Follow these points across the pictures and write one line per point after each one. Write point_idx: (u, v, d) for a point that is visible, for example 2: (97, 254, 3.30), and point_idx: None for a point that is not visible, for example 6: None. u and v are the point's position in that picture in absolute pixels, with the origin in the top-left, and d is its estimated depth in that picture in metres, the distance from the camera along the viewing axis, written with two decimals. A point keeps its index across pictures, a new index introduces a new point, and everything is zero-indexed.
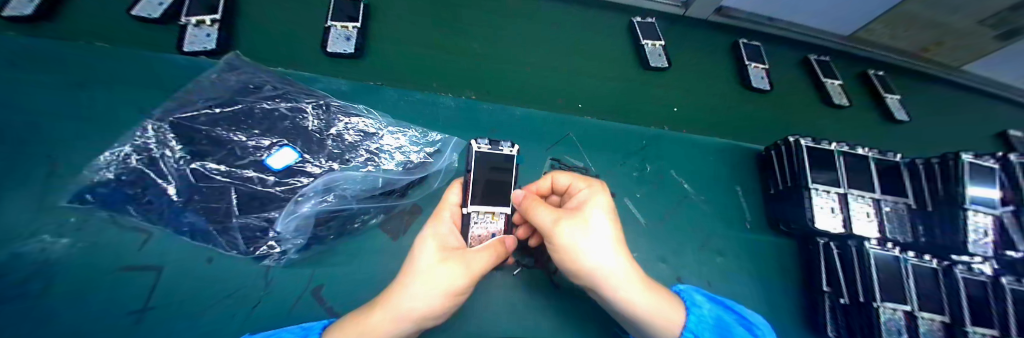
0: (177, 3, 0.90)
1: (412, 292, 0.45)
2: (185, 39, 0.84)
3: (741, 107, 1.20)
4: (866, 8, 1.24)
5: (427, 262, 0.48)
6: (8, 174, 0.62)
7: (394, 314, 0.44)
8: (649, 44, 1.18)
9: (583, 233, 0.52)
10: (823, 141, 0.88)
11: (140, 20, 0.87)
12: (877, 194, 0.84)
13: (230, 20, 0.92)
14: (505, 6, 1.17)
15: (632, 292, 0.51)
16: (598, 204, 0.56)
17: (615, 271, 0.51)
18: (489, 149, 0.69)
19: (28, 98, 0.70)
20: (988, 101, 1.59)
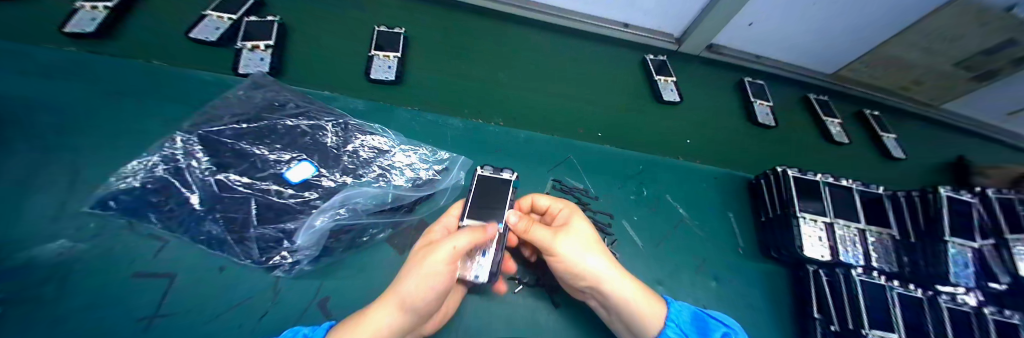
0: (233, 27, 0.98)
1: (407, 281, 0.46)
2: (241, 63, 0.90)
3: (741, 139, 1.26)
4: (849, 48, 1.36)
5: (417, 256, 0.51)
6: (36, 178, 0.66)
7: (397, 305, 0.45)
8: (661, 79, 1.26)
9: (575, 241, 0.58)
10: (808, 172, 0.93)
11: (201, 43, 0.94)
12: (862, 224, 0.87)
13: (280, 46, 0.99)
14: (521, 39, 1.27)
15: (627, 289, 0.55)
16: (579, 219, 0.63)
17: (609, 271, 0.56)
18: (490, 174, 0.76)
19: (65, 107, 0.75)
20: (974, 140, 1.67)
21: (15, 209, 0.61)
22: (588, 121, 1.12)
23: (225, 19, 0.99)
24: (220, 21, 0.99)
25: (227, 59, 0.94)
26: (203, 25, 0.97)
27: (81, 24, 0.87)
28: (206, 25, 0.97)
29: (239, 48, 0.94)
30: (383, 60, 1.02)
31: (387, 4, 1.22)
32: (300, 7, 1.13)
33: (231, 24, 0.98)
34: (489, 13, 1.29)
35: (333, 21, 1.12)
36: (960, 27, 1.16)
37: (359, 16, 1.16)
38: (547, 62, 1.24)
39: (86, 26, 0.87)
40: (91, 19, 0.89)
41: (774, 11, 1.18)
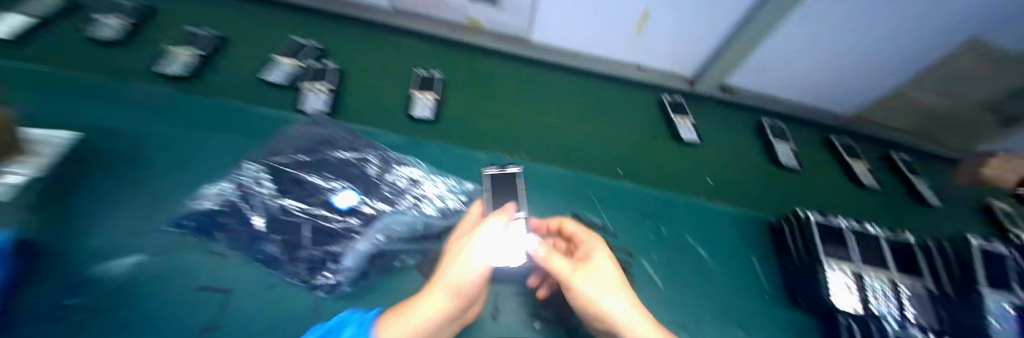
0: (299, 71, 1.13)
1: (453, 275, 0.52)
2: (305, 102, 1.03)
3: (762, 179, 1.27)
4: (866, 85, 1.40)
5: (455, 250, 0.57)
6: (130, 198, 0.77)
7: (447, 296, 0.51)
8: (679, 119, 1.33)
9: (594, 279, 0.60)
10: (833, 217, 0.94)
11: (272, 84, 1.10)
12: (893, 273, 0.86)
13: (337, 88, 1.12)
14: (545, 79, 1.38)
15: (645, 334, 0.55)
16: (601, 255, 0.66)
17: (627, 313, 0.57)
18: (497, 172, 0.81)
19: (160, 138, 0.89)
20: None
21: (111, 226, 0.71)
22: (608, 159, 1.17)
23: (293, 64, 1.15)
24: (287, 64, 1.15)
25: (291, 97, 1.08)
26: (274, 68, 1.13)
27: (177, 68, 1.05)
28: (276, 68, 1.13)
29: (302, 88, 1.07)
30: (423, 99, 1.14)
31: (427, 50, 1.36)
32: (354, 53, 1.29)
33: (297, 68, 1.13)
34: (518, 58, 1.41)
35: (380, 64, 1.27)
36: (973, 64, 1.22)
37: (403, 61, 1.31)
38: (569, 101, 1.33)
39: (179, 69, 1.06)
40: (185, 63, 1.08)
41: (787, 51, 1.26)
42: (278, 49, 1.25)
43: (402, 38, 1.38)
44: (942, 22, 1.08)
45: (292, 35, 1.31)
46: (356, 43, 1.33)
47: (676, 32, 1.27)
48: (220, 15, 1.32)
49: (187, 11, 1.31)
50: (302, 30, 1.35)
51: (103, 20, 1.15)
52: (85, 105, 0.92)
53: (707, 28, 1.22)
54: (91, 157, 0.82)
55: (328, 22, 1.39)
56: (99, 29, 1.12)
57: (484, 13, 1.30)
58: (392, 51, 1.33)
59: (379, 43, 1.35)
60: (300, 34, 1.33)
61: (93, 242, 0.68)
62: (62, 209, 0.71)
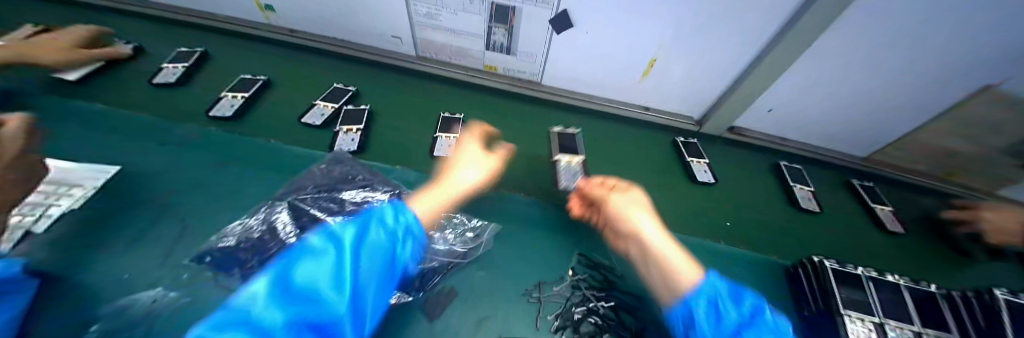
0: (334, 113, 1.21)
1: (464, 176, 0.97)
2: (336, 143, 1.11)
3: (773, 221, 1.29)
4: (873, 131, 1.40)
5: (460, 166, 1.01)
6: (163, 233, 0.82)
7: (460, 186, 0.94)
8: (695, 161, 1.38)
9: (628, 198, 0.92)
10: (849, 263, 0.93)
11: (312, 127, 1.18)
12: (917, 326, 0.82)
13: (367, 128, 1.20)
14: (557, 120, 1.47)
15: (656, 240, 0.80)
16: (636, 193, 0.94)
17: (647, 225, 0.85)
18: (563, 131, 1.35)
19: (197, 175, 0.96)
20: None
21: (143, 262, 0.76)
22: None
23: (327, 107, 1.23)
24: (325, 108, 1.23)
25: (327, 138, 1.16)
26: (312, 111, 1.21)
27: (223, 110, 1.15)
28: (314, 111, 1.21)
29: (337, 131, 1.15)
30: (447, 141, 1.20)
31: (451, 92, 1.47)
32: (385, 95, 1.39)
33: (333, 111, 1.21)
34: (534, 100, 1.52)
35: (404, 105, 1.37)
36: (995, 115, 1.17)
37: (428, 103, 1.40)
38: (580, 142, 1.40)
39: (225, 111, 1.16)
40: (230, 105, 1.18)
41: (789, 99, 1.31)
42: (313, 91, 1.36)
43: (429, 80, 1.49)
44: (952, 73, 1.07)
45: (329, 77, 1.43)
46: (387, 85, 1.44)
47: (685, 75, 1.31)
48: (264, 59, 1.46)
49: (237, 55, 1.46)
50: (338, 72, 1.46)
51: (165, 66, 1.31)
52: (143, 146, 1.03)
53: (712, 72, 1.27)
54: (139, 195, 0.90)
55: (362, 64, 1.50)
56: (162, 74, 1.28)
57: (501, 61, 1.38)
58: (419, 93, 1.43)
59: (408, 85, 1.45)
60: (336, 75, 1.44)
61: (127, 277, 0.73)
62: (109, 244, 0.79)
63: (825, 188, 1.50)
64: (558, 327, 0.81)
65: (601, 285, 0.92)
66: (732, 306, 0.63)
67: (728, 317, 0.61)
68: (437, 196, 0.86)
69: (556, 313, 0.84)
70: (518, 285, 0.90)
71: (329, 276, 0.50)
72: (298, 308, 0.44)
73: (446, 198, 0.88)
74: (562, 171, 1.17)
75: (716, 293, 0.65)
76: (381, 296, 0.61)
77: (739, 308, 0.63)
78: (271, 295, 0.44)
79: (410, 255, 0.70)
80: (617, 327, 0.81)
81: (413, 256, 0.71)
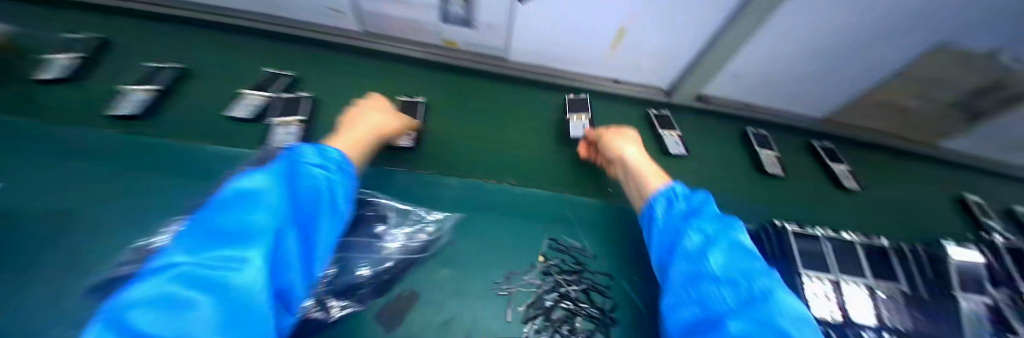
0: (265, 103, 1.12)
1: (365, 122, 0.91)
2: (277, 137, 1.00)
3: (736, 187, 1.32)
4: (831, 94, 1.44)
5: (359, 116, 0.94)
6: (73, 262, 0.73)
7: (362, 130, 0.89)
8: (667, 134, 1.35)
9: (623, 136, 1.06)
10: (809, 225, 0.95)
11: (238, 120, 1.09)
12: (867, 279, 0.86)
13: (310, 120, 1.10)
14: (521, 97, 1.40)
15: (641, 164, 0.94)
16: (629, 129, 1.09)
17: (634, 150, 1.00)
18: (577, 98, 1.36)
19: (109, 191, 0.86)
20: (966, 172, 1.75)
21: (49, 292, 0.67)
22: (585, 174, 1.16)
23: (258, 96, 1.13)
24: (256, 98, 1.13)
25: (260, 131, 1.07)
26: (240, 103, 1.11)
27: (127, 107, 1.01)
28: (243, 103, 1.11)
29: (272, 124, 1.04)
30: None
31: (401, 72, 1.35)
32: (327, 80, 1.27)
33: (265, 101, 1.12)
34: (494, 76, 1.41)
35: (354, 88, 1.26)
36: (945, 70, 1.24)
37: (375, 85, 1.29)
38: (547, 119, 1.34)
39: (132, 108, 1.02)
40: (138, 101, 1.05)
41: (758, 64, 1.30)
42: (247, 82, 1.23)
43: (375, 59, 1.36)
44: (913, 33, 1.09)
45: (262, 64, 1.29)
46: (328, 68, 1.31)
47: (658, 46, 1.26)
48: (186, 48, 1.29)
49: (150, 46, 1.28)
50: (271, 57, 1.32)
51: (53, 59, 1.11)
52: (36, 159, 0.89)
53: (683, 40, 1.22)
54: (35, 218, 0.78)
55: (297, 45, 1.35)
56: (49, 70, 1.08)
57: (462, 34, 1.30)
58: (366, 75, 1.31)
59: (352, 67, 1.33)
60: (269, 61, 1.30)
61: (30, 311, 0.65)
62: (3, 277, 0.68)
63: (789, 151, 1.53)
64: (530, 317, 0.79)
65: (572, 269, 0.91)
66: (682, 204, 0.79)
67: (677, 211, 0.78)
68: (352, 133, 0.86)
69: (527, 303, 0.82)
70: (488, 277, 0.86)
71: (250, 207, 0.48)
72: (213, 237, 0.43)
73: (348, 141, 0.83)
74: (573, 124, 1.24)
75: (672, 194, 0.83)
76: (324, 230, 0.63)
77: (688, 206, 0.78)
78: (181, 240, 0.43)
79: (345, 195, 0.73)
80: (587, 310, 0.83)
81: (348, 197, 0.73)
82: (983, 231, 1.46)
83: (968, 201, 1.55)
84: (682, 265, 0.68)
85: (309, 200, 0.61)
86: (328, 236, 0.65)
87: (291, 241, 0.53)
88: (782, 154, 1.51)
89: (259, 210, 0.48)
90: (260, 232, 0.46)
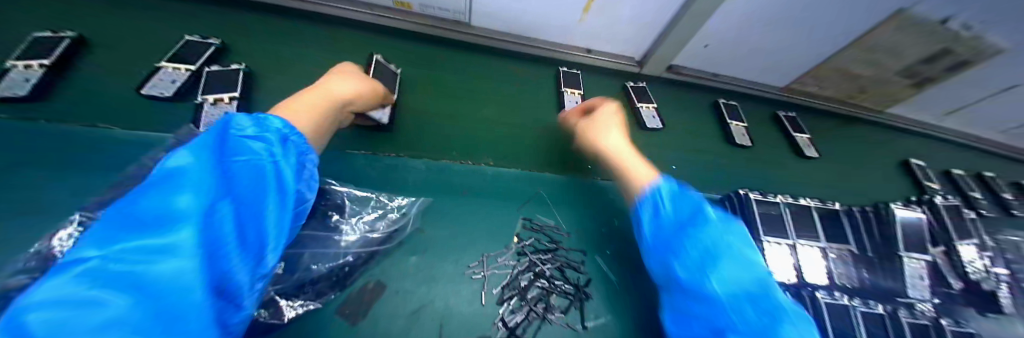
0: (191, 78, 0.92)
1: (331, 87, 0.72)
2: (201, 119, 0.84)
3: (707, 158, 1.33)
4: (799, 62, 1.44)
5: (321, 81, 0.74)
6: None
7: (327, 96, 0.69)
8: (644, 107, 1.33)
9: (599, 121, 0.92)
10: (769, 193, 0.96)
11: (152, 98, 0.87)
12: (821, 242, 0.90)
13: (245, 97, 0.94)
14: (491, 69, 1.30)
15: (622, 153, 0.83)
16: (611, 115, 0.93)
17: (618, 143, 0.85)
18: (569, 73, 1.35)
19: None
20: (908, 136, 1.89)
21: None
22: (557, 149, 1.13)
23: (181, 70, 0.92)
24: (175, 72, 0.92)
25: (189, 111, 0.88)
26: (156, 78, 0.90)
27: (13, 87, 0.77)
28: (160, 79, 0.90)
29: (200, 102, 0.87)
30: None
31: (351, 42, 1.20)
32: (266, 50, 1.11)
33: (189, 75, 0.92)
34: (459, 44, 1.31)
35: (298, 60, 1.11)
36: (904, 37, 1.26)
37: (321, 57, 1.14)
38: (519, 93, 1.26)
39: (16, 88, 0.78)
40: (24, 79, 0.80)
41: (727, 32, 1.26)
42: (161, 49, 1.02)
43: (320, 26, 1.21)
44: None
45: (180, 29, 1.09)
46: (262, 37, 1.13)
47: (629, 10, 1.18)
48: (76, 8, 1.05)
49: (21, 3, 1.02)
50: (192, 22, 1.11)
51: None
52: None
53: (659, 5, 1.15)
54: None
55: (226, 10, 1.16)
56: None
57: None
58: (311, 44, 1.16)
59: (293, 34, 1.16)
60: (188, 28, 1.10)
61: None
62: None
63: (757, 121, 1.56)
64: (505, 298, 0.74)
65: (547, 248, 0.86)
66: (670, 205, 0.71)
67: (667, 215, 0.70)
68: (305, 98, 0.65)
69: (502, 284, 0.76)
70: (459, 261, 0.78)
71: (173, 187, 0.32)
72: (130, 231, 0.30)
73: (309, 107, 0.63)
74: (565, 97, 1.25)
75: (660, 193, 0.73)
76: (276, 219, 0.43)
77: (677, 208, 0.70)
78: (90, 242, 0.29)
79: (297, 176, 0.51)
80: (562, 287, 0.79)
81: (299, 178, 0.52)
82: (922, 191, 1.60)
83: (910, 163, 1.67)
84: (683, 276, 0.62)
85: (252, 178, 0.41)
86: (282, 230, 0.45)
87: (227, 233, 0.35)
88: (750, 124, 1.54)
89: (183, 187, 0.32)
90: (189, 219, 0.31)
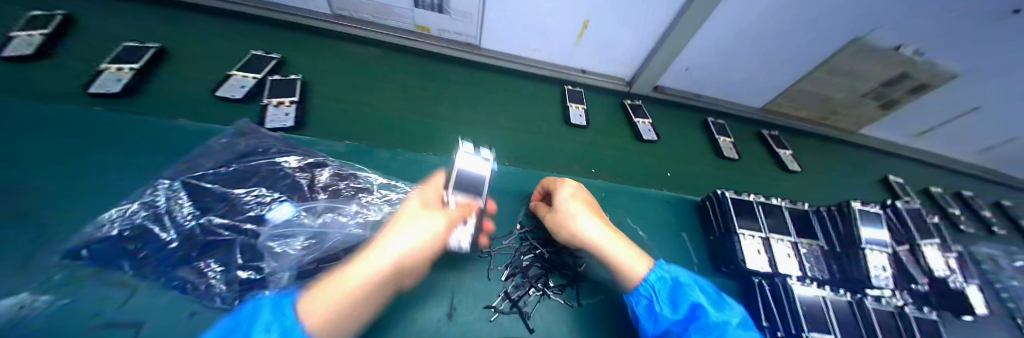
0: (256, 85, 1.14)
1: (401, 240, 0.57)
2: (267, 118, 1.03)
3: (695, 167, 1.46)
4: (770, 86, 1.63)
5: (409, 220, 0.61)
6: (25, 231, 0.69)
7: (389, 256, 0.54)
8: (640, 122, 1.49)
9: (557, 218, 0.81)
10: (744, 192, 1.06)
11: (225, 98, 1.08)
12: (793, 237, 1.00)
13: (303, 101, 1.14)
14: (499, 84, 1.48)
15: (597, 253, 0.74)
16: (575, 198, 0.82)
17: (595, 231, 0.75)
18: (572, 91, 1.52)
19: (62, 163, 0.81)
20: (885, 157, 2.02)
21: (2, 264, 0.64)
22: (558, 156, 1.26)
23: (249, 78, 1.15)
24: (244, 79, 1.14)
25: (257, 112, 1.08)
26: (230, 83, 1.12)
27: (109, 86, 0.99)
28: (231, 84, 1.12)
29: (266, 104, 1.07)
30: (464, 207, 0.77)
31: (377, 61, 1.39)
32: (309, 66, 1.30)
33: (255, 82, 1.14)
34: (469, 64, 1.49)
35: (334, 74, 1.29)
36: (859, 63, 1.44)
37: (351, 73, 1.31)
38: (522, 105, 1.42)
39: (110, 86, 1.00)
40: (116, 80, 1.02)
41: (704, 57, 1.45)
42: (226, 63, 1.24)
43: (354, 47, 1.41)
44: (831, 24, 1.27)
45: (238, 48, 1.30)
46: (304, 57, 1.32)
47: (618, 37, 1.37)
48: (156, 28, 1.27)
49: (115, 23, 1.24)
50: (249, 43, 1.33)
51: (13, 34, 1.05)
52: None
53: (645, 33, 1.34)
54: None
55: (278, 33, 1.38)
56: (12, 45, 1.03)
57: (434, 20, 1.35)
58: (345, 62, 1.35)
59: (328, 53, 1.36)
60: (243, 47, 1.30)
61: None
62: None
63: (740, 137, 1.71)
64: (509, 275, 0.84)
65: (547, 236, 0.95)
66: (668, 311, 0.65)
67: (668, 325, 0.65)
68: (354, 275, 0.50)
69: (506, 263, 0.86)
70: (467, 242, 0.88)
71: None
72: None
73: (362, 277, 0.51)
74: (570, 111, 1.41)
75: (655, 298, 0.67)
76: None
77: (675, 312, 0.64)
78: None
79: None
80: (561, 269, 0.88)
81: None
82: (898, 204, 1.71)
83: (889, 180, 1.80)
84: None
85: None
86: None
87: None
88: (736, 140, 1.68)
89: None
90: None
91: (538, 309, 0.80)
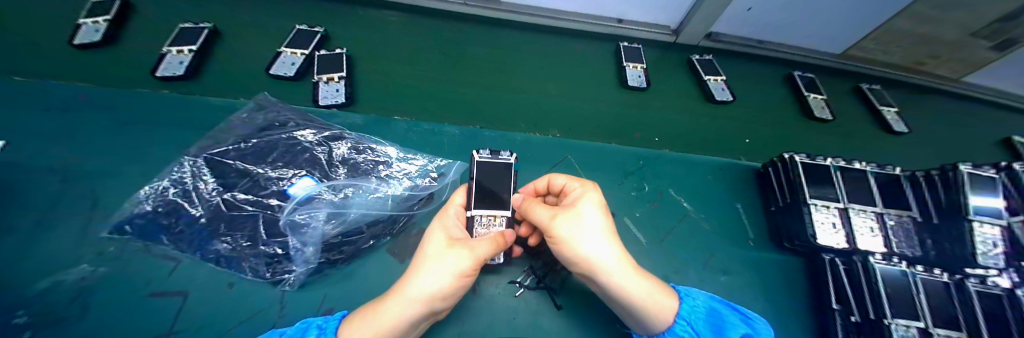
0: (305, 61, 1.08)
1: (422, 282, 0.48)
2: (320, 94, 1.00)
3: (759, 129, 1.25)
4: (855, 30, 1.32)
5: (437, 251, 0.53)
6: (82, 207, 0.73)
7: (407, 299, 0.47)
8: (712, 79, 1.29)
9: (577, 225, 0.56)
10: (818, 156, 0.90)
11: (280, 78, 1.05)
12: (879, 207, 0.84)
13: (349, 76, 1.08)
14: (530, 44, 1.32)
15: (629, 283, 0.53)
16: (590, 204, 0.59)
17: (613, 261, 0.53)
18: (631, 49, 1.33)
19: (101, 141, 0.83)
20: (1006, 112, 1.61)
21: (63, 237, 0.68)
22: (599, 122, 1.13)
23: (298, 54, 1.10)
24: (293, 56, 1.10)
25: (307, 90, 1.05)
26: (280, 61, 1.08)
27: (174, 69, 0.99)
28: (282, 61, 1.08)
29: (317, 80, 1.03)
30: (489, 225, 0.70)
31: (400, 25, 1.28)
32: (332, 35, 1.23)
33: (304, 59, 1.09)
34: (495, 23, 1.35)
35: (358, 42, 1.22)
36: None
37: (376, 39, 1.23)
38: (557, 66, 1.27)
39: (175, 69, 0.99)
40: (179, 63, 1.01)
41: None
42: (252, 35, 1.19)
43: (378, 11, 1.31)
44: None
45: (262, 18, 1.24)
46: (327, 25, 1.25)
47: None
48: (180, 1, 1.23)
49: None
50: (273, 13, 1.26)
51: (81, 21, 1.06)
52: (30, 108, 0.85)
53: None
54: (36, 165, 0.77)
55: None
56: (83, 33, 1.03)
57: None
58: (367, 28, 1.26)
59: (350, 20, 1.28)
60: (267, 17, 1.25)
61: (57, 248, 0.66)
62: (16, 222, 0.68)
63: (830, 93, 1.46)
64: (535, 251, 0.78)
65: None
66: None
67: None
68: (374, 322, 0.46)
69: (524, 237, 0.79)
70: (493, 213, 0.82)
71: None
72: None
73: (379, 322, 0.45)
74: (628, 72, 1.25)
75: (697, 334, 0.54)
76: None
77: None
78: None
79: None
80: None
81: None
82: None
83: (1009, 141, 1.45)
84: None
85: None
86: None
87: None
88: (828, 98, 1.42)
89: None
90: None
91: (566, 286, 0.75)
